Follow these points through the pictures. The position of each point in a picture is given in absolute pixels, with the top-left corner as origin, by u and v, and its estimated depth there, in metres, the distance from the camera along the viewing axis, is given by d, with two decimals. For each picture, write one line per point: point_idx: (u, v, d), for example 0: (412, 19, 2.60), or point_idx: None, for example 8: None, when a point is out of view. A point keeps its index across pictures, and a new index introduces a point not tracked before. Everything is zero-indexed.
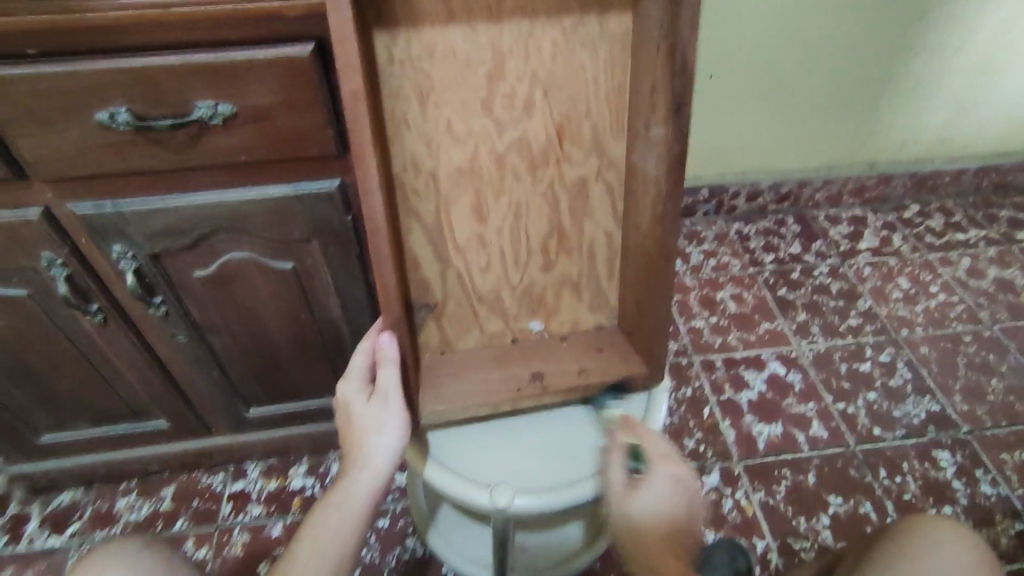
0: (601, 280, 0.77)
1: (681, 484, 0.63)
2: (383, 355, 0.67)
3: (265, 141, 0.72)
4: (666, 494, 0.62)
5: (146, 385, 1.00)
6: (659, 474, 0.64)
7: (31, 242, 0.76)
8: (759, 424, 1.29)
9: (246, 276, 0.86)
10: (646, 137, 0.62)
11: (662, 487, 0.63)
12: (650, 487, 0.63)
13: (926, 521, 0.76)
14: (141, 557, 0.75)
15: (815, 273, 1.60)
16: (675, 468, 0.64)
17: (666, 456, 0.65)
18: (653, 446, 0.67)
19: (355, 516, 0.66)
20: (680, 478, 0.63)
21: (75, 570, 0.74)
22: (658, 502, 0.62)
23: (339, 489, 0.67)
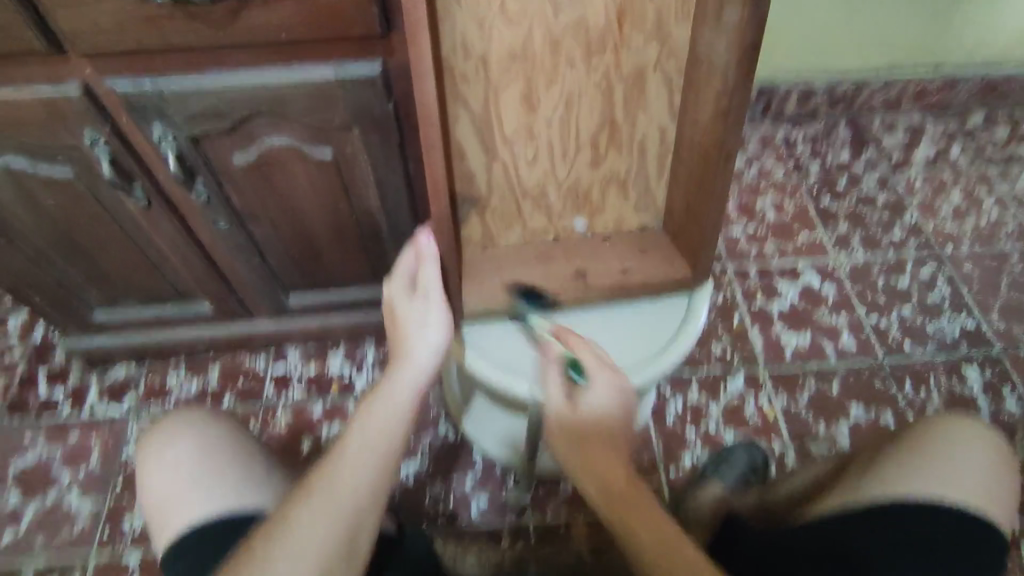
0: (649, 178, 0.75)
1: (619, 393, 0.66)
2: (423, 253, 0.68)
3: (305, 18, 0.68)
4: (608, 402, 0.66)
5: (191, 270, 1.02)
6: (599, 385, 0.66)
7: (72, 120, 0.75)
8: (787, 333, 1.29)
9: (286, 164, 0.85)
10: (717, 22, 0.57)
11: (603, 396, 0.66)
12: (586, 399, 0.66)
13: (949, 419, 0.77)
14: (207, 422, 0.81)
15: (862, 183, 1.53)
16: (614, 377, 0.66)
17: (604, 365, 0.67)
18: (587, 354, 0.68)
19: (404, 412, 0.66)
20: (617, 387, 0.66)
21: (146, 437, 0.80)
22: (594, 412, 0.65)
23: (387, 388, 0.68)
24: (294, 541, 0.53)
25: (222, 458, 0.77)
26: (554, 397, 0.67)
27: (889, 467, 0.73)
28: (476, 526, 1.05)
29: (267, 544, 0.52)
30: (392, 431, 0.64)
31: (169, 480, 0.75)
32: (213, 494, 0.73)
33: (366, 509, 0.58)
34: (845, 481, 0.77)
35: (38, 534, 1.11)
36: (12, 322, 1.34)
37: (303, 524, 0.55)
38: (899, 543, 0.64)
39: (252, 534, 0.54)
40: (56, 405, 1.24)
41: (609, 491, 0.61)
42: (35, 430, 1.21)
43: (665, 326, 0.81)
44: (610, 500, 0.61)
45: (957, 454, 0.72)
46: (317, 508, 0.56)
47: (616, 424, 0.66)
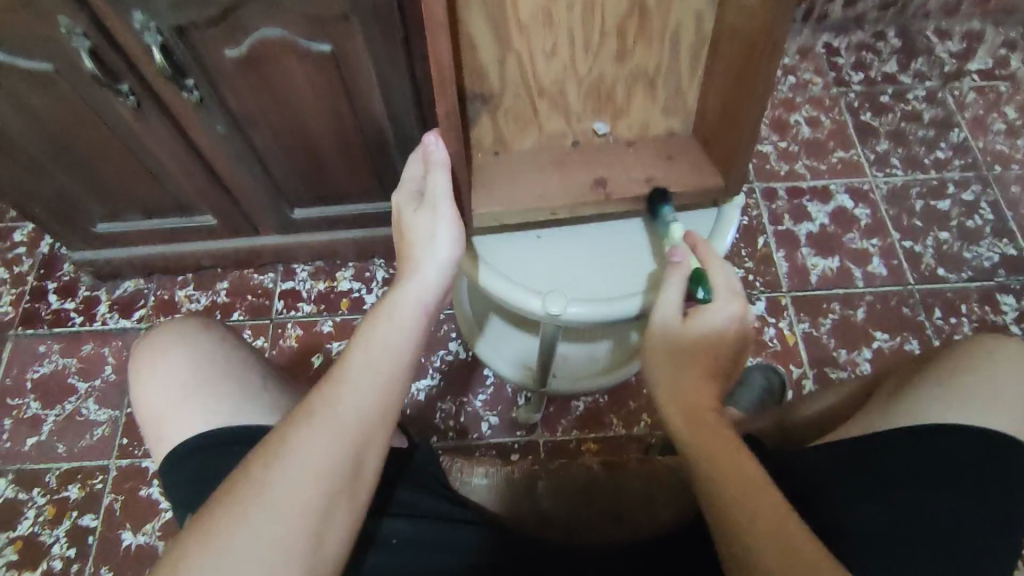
0: (681, 76, 0.67)
1: (739, 321, 0.60)
2: (432, 159, 0.63)
3: None
4: (723, 327, 0.59)
5: (190, 179, 0.98)
6: (722, 307, 0.60)
7: (45, 6, 0.68)
8: (814, 258, 1.23)
9: (281, 59, 0.77)
10: None
11: (723, 318, 0.59)
12: (707, 316, 0.60)
13: (987, 342, 0.70)
14: (200, 335, 0.78)
15: (908, 97, 1.41)
16: (740, 304, 0.60)
17: (735, 290, 0.61)
18: (719, 273, 0.62)
19: (411, 329, 0.59)
20: (739, 314, 0.60)
21: (139, 348, 0.78)
22: (712, 331, 0.59)
23: (391, 304, 0.60)
24: (289, 469, 0.49)
25: (217, 370, 0.75)
26: (670, 303, 0.61)
27: (921, 391, 0.67)
28: (486, 440, 1.05)
29: (265, 468, 0.49)
30: (397, 352, 0.57)
31: (164, 393, 0.73)
32: (211, 407, 0.71)
33: (369, 436, 0.53)
34: (873, 403, 0.72)
35: (58, 440, 1.13)
36: (17, 234, 1.32)
37: (300, 451, 0.50)
38: (921, 473, 0.60)
39: (248, 460, 0.51)
40: (68, 317, 1.23)
41: (691, 408, 0.55)
42: (48, 341, 1.22)
43: (688, 234, 0.74)
44: (690, 416, 0.55)
45: (1001, 380, 0.65)
46: (313, 434, 0.51)
47: (729, 349, 0.60)
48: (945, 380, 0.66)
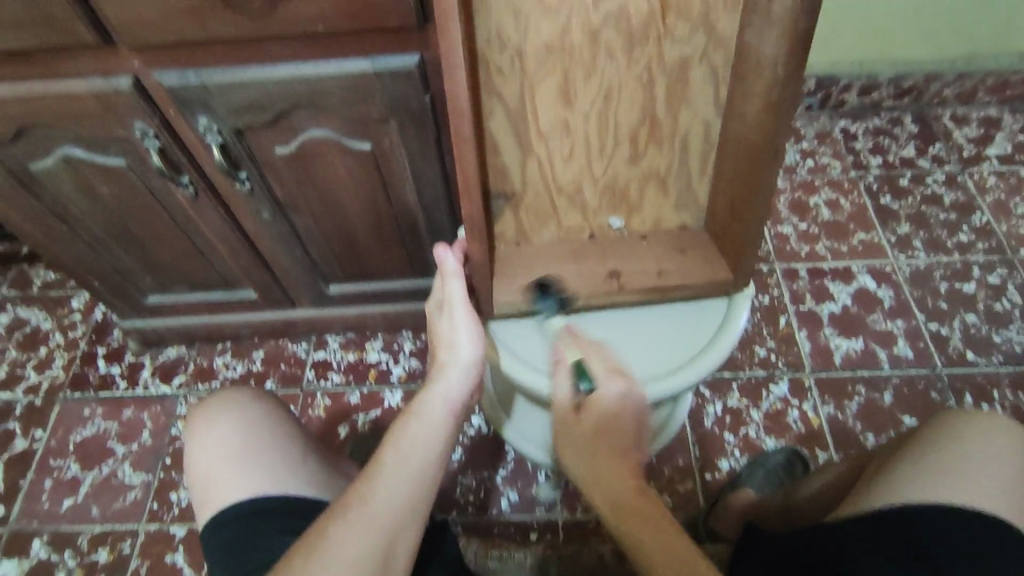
0: (690, 175, 0.72)
1: (632, 398, 0.67)
2: (446, 268, 0.72)
3: (344, 11, 0.65)
4: (618, 408, 0.66)
5: (236, 258, 1.05)
6: (610, 389, 0.67)
7: (123, 113, 0.77)
8: (837, 338, 1.23)
9: (325, 155, 0.85)
10: (766, 10, 0.54)
11: (615, 399, 0.66)
12: (599, 400, 0.66)
13: (951, 417, 0.70)
14: (253, 407, 0.83)
15: (927, 181, 1.43)
16: (623, 386, 0.67)
17: (614, 371, 0.68)
18: (596, 362, 0.70)
19: (440, 429, 0.64)
20: (630, 392, 0.67)
21: (195, 412, 0.83)
22: (608, 412, 0.66)
23: (420, 403, 0.66)
24: (323, 563, 0.52)
25: (265, 439, 0.79)
26: (563, 397, 0.68)
27: (896, 471, 0.67)
28: (505, 517, 1.05)
29: (304, 557, 0.52)
30: (424, 450, 0.62)
31: (212, 455, 0.77)
32: (252, 475, 0.74)
33: (398, 531, 0.56)
34: (858, 486, 0.72)
35: (93, 502, 1.17)
36: (75, 301, 1.42)
37: (335, 544, 0.53)
38: (896, 552, 0.59)
39: (288, 553, 0.53)
40: (113, 381, 1.30)
41: (615, 500, 0.61)
42: (93, 404, 1.28)
43: (695, 338, 0.77)
44: (620, 513, 0.59)
45: (959, 449, 0.66)
46: (349, 527, 0.54)
47: (629, 427, 0.66)
48: (923, 459, 0.67)
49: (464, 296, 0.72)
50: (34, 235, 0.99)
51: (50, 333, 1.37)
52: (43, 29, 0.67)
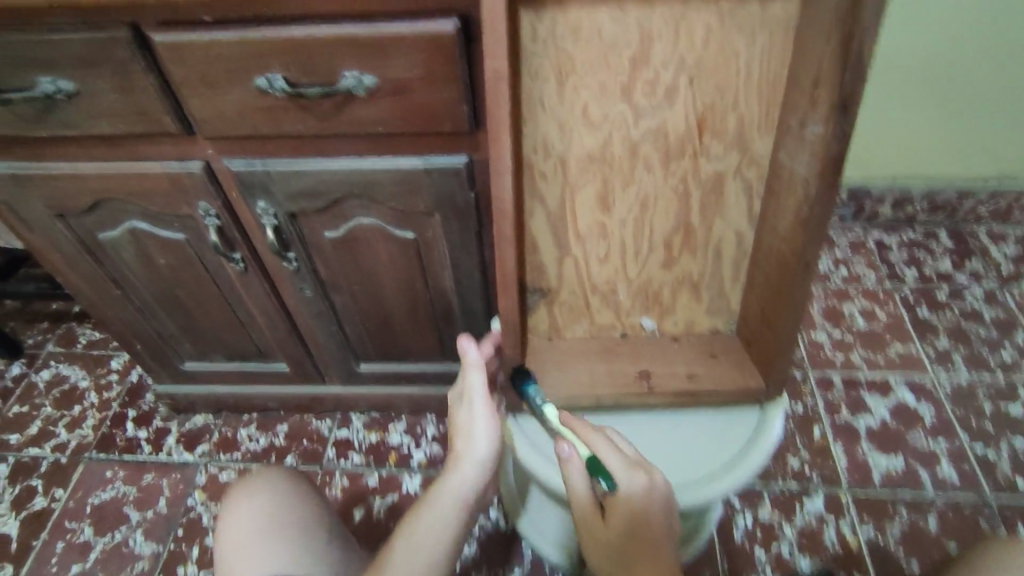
0: (723, 282, 0.74)
1: (663, 490, 0.63)
2: (468, 361, 0.73)
3: (403, 115, 0.71)
4: (644, 507, 0.62)
5: (274, 332, 1.08)
6: (633, 484, 0.63)
7: (191, 193, 0.83)
8: (876, 454, 1.18)
9: (371, 241, 0.90)
10: (799, 135, 0.58)
11: (642, 498, 0.62)
12: (620, 502, 0.62)
13: (1001, 550, 0.66)
14: (283, 483, 0.83)
15: (966, 296, 1.41)
16: (645, 480, 0.63)
17: (632, 464, 0.64)
18: (611, 455, 0.65)
19: (449, 523, 0.68)
20: (658, 484, 0.63)
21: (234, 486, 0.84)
22: (633, 514, 0.62)
23: (433, 497, 0.69)
24: None
25: (295, 517, 0.78)
26: (583, 501, 0.65)
27: None
28: None
29: None
30: (432, 548, 0.66)
31: (239, 529, 0.76)
32: (276, 554, 0.73)
33: None
34: None
35: (100, 570, 1.15)
36: (114, 362, 1.46)
37: None
38: None
39: None
40: (138, 445, 1.31)
41: None
42: (115, 466, 1.29)
43: (684, 471, 0.74)
44: None
45: None
46: None
47: (662, 528, 0.61)
48: None
49: (484, 389, 0.73)
50: (90, 298, 1.04)
51: (86, 392, 1.41)
52: (133, 117, 0.73)
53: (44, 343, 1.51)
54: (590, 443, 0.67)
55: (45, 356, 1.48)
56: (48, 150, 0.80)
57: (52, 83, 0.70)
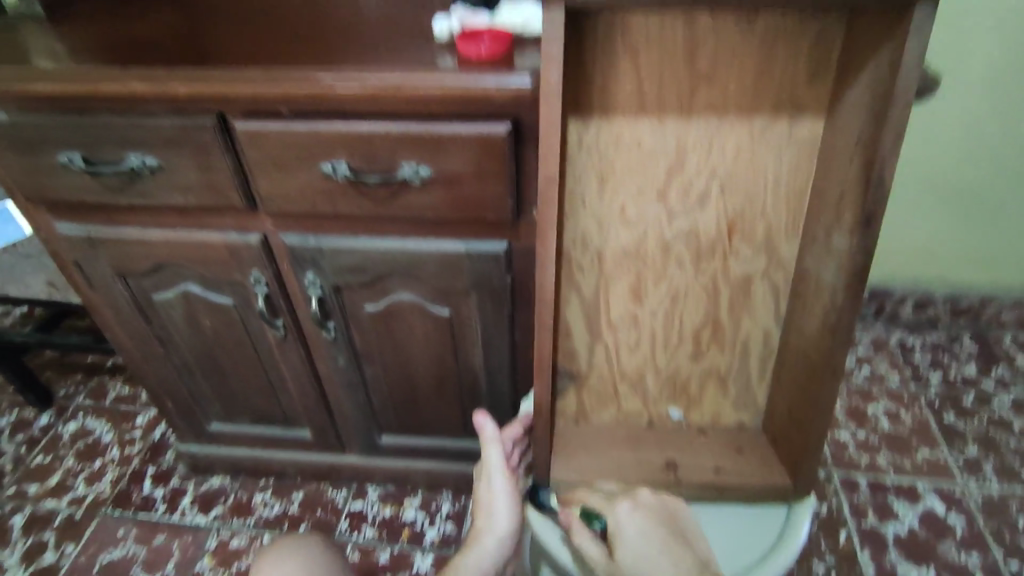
0: (750, 378, 0.76)
1: (655, 510, 0.69)
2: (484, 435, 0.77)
3: (452, 204, 0.76)
4: (638, 522, 0.67)
5: (302, 397, 1.11)
6: (618, 511, 0.68)
7: (246, 262, 0.89)
8: (905, 565, 1.14)
9: (407, 316, 0.94)
10: (826, 244, 0.62)
11: (629, 517, 0.67)
12: (622, 529, 0.66)
13: None
14: (313, 550, 0.83)
15: (992, 403, 1.39)
16: (626, 502, 0.69)
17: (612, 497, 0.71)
18: (596, 499, 0.72)
19: None
20: (647, 504, 0.69)
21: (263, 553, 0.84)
22: (637, 534, 0.65)
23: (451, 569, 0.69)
24: None
25: None
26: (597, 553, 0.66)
27: None
28: None
29: None
30: None
31: None
32: None
33: None
34: None
35: None
36: (140, 418, 1.48)
37: None
38: None
39: None
40: (153, 504, 1.32)
41: None
42: (128, 525, 1.28)
43: None
44: None
45: None
46: None
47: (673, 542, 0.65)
48: None
49: (502, 464, 0.76)
50: (133, 354, 1.09)
51: (109, 447, 1.43)
52: (204, 191, 0.80)
53: (75, 394, 1.55)
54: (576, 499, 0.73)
55: (74, 408, 1.52)
56: (121, 216, 0.87)
57: (139, 159, 0.77)
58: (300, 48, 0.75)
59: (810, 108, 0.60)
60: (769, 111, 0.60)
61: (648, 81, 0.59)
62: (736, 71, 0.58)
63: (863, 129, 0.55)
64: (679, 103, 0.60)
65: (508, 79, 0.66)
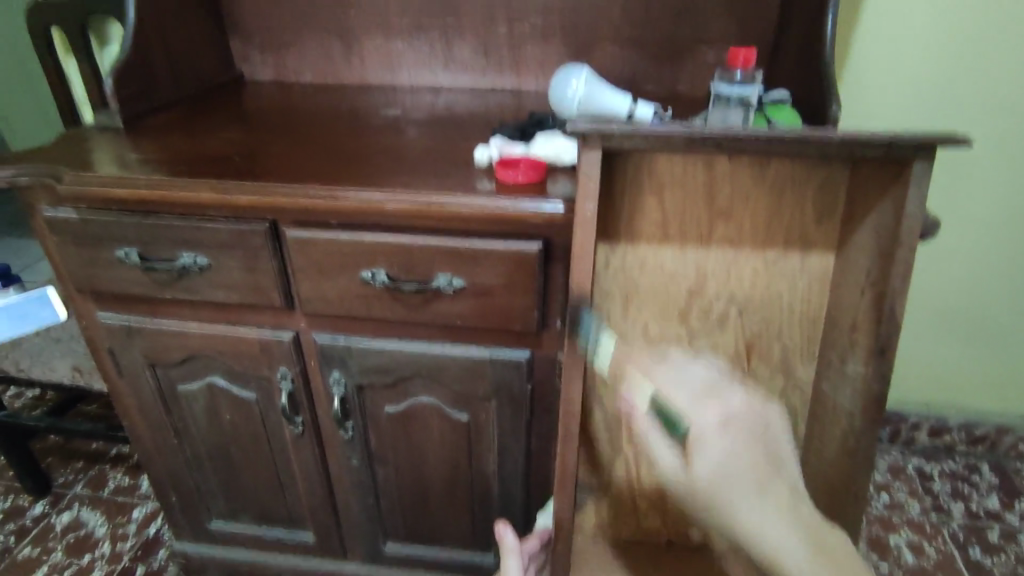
0: None
1: (747, 421, 0.59)
2: (505, 544, 0.78)
3: (481, 313, 0.81)
4: (726, 437, 0.58)
5: (310, 497, 1.09)
6: (704, 422, 0.58)
7: (275, 358, 0.92)
8: None
9: (427, 419, 0.95)
10: (841, 371, 0.65)
11: (717, 432, 0.58)
12: (703, 450, 0.58)
13: None
14: None
15: (1020, 540, 1.33)
16: (714, 412, 0.59)
17: (700, 399, 0.60)
18: (677, 393, 0.61)
19: None
20: (737, 414, 0.59)
21: None
22: (723, 455, 0.57)
23: None
24: None
25: None
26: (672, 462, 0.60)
27: None
28: None
29: None
30: None
31: None
32: None
33: None
34: None
35: None
36: (136, 511, 1.44)
37: None
38: None
39: None
40: None
41: None
42: None
43: None
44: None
45: None
46: None
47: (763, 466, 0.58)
48: None
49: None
50: (147, 444, 1.09)
51: (100, 541, 1.38)
52: (246, 290, 0.84)
53: (73, 483, 1.51)
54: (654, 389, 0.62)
55: (70, 497, 1.48)
56: (162, 309, 0.92)
57: (191, 257, 0.83)
58: (350, 168, 0.82)
59: (820, 243, 0.65)
60: (782, 244, 0.66)
61: (671, 213, 0.65)
62: (751, 208, 0.64)
63: (871, 267, 0.60)
64: (699, 234, 0.66)
65: (541, 205, 0.72)
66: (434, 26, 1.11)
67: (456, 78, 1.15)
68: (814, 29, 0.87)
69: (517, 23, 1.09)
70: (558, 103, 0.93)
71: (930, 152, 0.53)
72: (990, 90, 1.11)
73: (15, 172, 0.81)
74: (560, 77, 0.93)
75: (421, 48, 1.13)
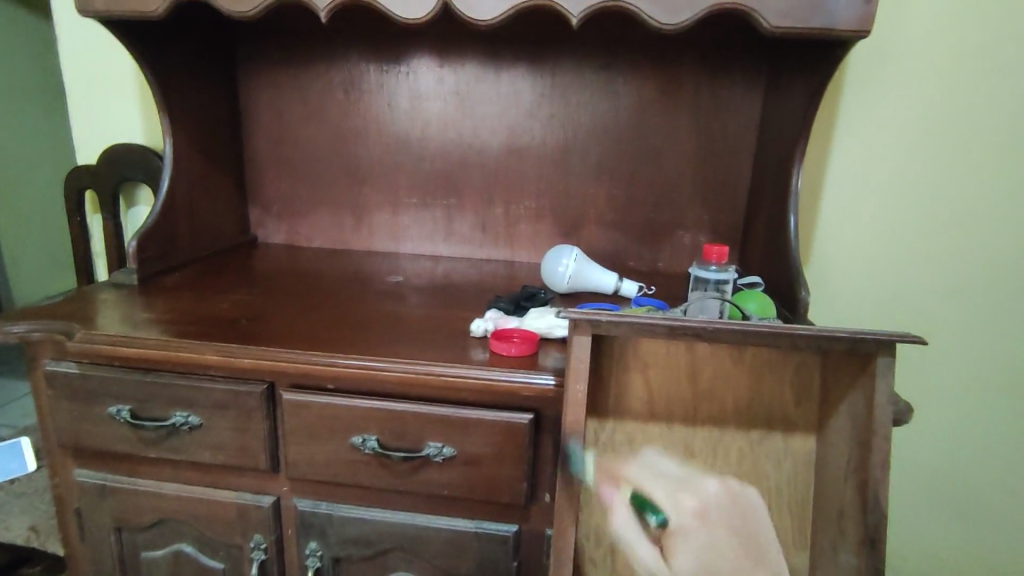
0: None
1: (723, 507, 0.64)
2: None
3: (470, 483, 0.80)
4: (704, 532, 0.62)
5: None
6: (682, 517, 0.62)
7: (251, 525, 0.88)
8: None
9: None
10: (833, 560, 0.64)
11: (697, 526, 0.62)
12: (682, 540, 0.62)
13: None
14: None
15: None
16: (693, 501, 0.63)
17: (677, 491, 0.63)
18: (655, 485, 0.63)
19: None
20: (717, 501, 0.64)
21: None
22: (704, 543, 0.62)
23: None
24: None
25: None
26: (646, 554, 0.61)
27: None
28: None
29: None
30: None
31: None
32: None
33: None
34: None
35: None
36: None
37: None
38: None
39: None
40: None
41: None
42: None
43: None
44: None
45: None
46: None
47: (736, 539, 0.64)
48: None
49: None
50: None
51: None
52: (234, 452, 0.84)
53: None
54: (638, 486, 0.63)
55: None
56: (142, 468, 0.90)
57: (183, 416, 0.83)
58: (351, 334, 0.86)
59: (801, 425, 0.69)
60: (764, 425, 0.69)
61: (656, 391, 0.68)
62: (731, 390, 0.68)
63: (851, 453, 0.62)
64: (685, 412, 0.69)
65: (532, 378, 0.75)
66: (437, 204, 1.23)
67: (455, 249, 1.24)
68: (777, 225, 0.97)
69: (512, 205, 1.20)
70: (549, 275, 1.00)
71: (891, 348, 0.57)
72: (945, 279, 1.20)
73: (29, 327, 0.84)
74: (551, 253, 1.01)
75: (424, 222, 1.24)
